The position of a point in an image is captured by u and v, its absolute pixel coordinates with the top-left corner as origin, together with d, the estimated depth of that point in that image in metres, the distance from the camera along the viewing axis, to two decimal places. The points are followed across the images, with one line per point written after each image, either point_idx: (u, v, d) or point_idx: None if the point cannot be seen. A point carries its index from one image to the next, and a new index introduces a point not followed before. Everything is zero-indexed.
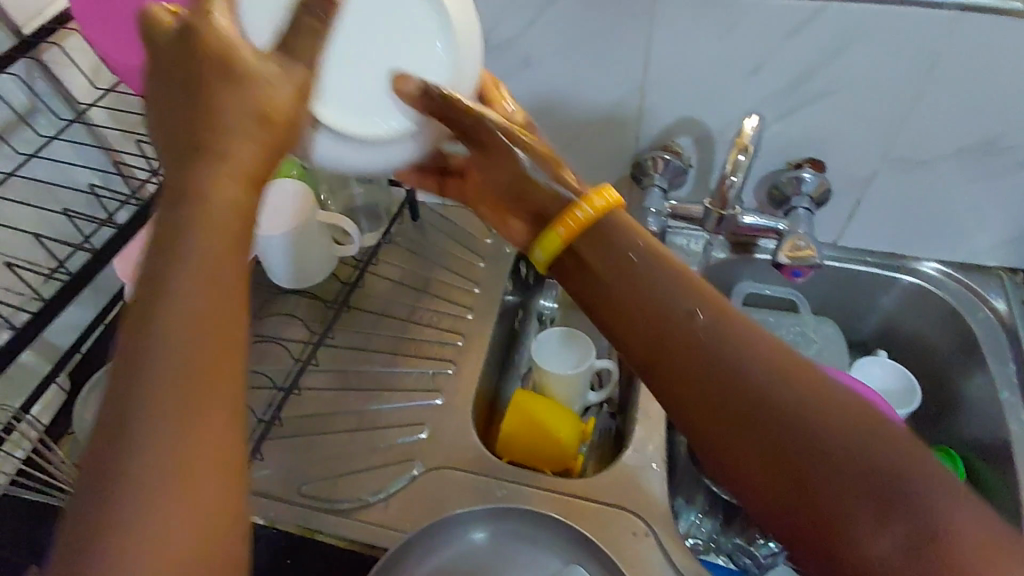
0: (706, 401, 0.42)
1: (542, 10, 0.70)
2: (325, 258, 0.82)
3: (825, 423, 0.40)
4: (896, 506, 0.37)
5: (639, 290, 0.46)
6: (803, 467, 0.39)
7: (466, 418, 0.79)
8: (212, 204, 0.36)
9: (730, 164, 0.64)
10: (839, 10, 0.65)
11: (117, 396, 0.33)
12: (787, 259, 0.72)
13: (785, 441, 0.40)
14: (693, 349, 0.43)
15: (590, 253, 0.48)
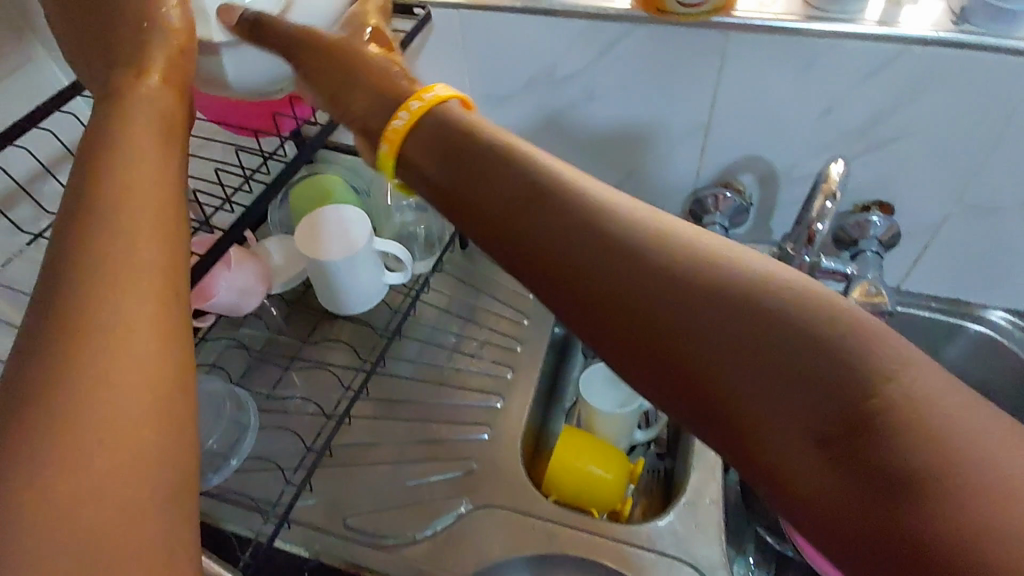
0: (604, 309, 0.36)
1: (610, 45, 0.69)
2: (376, 287, 0.81)
3: (739, 315, 0.33)
4: (830, 404, 0.31)
5: (515, 183, 0.42)
6: (716, 365, 0.33)
7: (515, 454, 0.77)
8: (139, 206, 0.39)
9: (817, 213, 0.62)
10: (921, 53, 0.63)
11: (35, 378, 0.31)
12: (860, 301, 0.70)
13: (692, 339, 0.34)
14: (585, 245, 0.38)
15: (454, 158, 0.45)
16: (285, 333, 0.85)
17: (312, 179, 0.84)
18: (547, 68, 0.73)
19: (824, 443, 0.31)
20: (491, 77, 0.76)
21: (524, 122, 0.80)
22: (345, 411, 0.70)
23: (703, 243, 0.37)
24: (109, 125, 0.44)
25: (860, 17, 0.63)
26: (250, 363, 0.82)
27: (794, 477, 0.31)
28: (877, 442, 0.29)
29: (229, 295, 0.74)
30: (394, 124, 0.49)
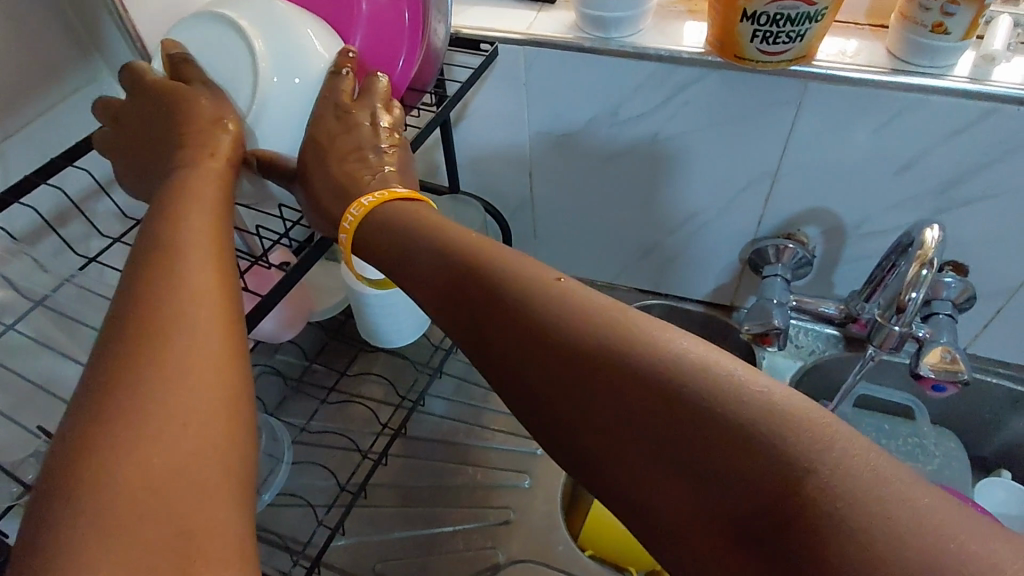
0: (544, 403, 0.38)
1: (681, 88, 0.67)
2: (419, 319, 0.79)
3: (657, 413, 0.34)
4: (748, 499, 0.31)
5: (461, 267, 0.43)
6: (643, 469, 0.34)
7: (555, 503, 0.74)
8: (180, 250, 0.40)
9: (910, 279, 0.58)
10: (1015, 112, 0.60)
11: (91, 421, 0.31)
12: (930, 369, 0.65)
13: (620, 445, 0.35)
14: (514, 337, 0.39)
15: (399, 255, 0.46)
16: (321, 364, 0.83)
17: None
18: (612, 107, 0.71)
19: (752, 539, 0.31)
20: (552, 115, 0.74)
21: (583, 162, 0.78)
22: (384, 451, 0.67)
23: (625, 318, 0.37)
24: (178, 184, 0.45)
25: (950, 72, 0.60)
26: (286, 393, 0.80)
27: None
28: (820, 545, 0.28)
29: (273, 323, 0.72)
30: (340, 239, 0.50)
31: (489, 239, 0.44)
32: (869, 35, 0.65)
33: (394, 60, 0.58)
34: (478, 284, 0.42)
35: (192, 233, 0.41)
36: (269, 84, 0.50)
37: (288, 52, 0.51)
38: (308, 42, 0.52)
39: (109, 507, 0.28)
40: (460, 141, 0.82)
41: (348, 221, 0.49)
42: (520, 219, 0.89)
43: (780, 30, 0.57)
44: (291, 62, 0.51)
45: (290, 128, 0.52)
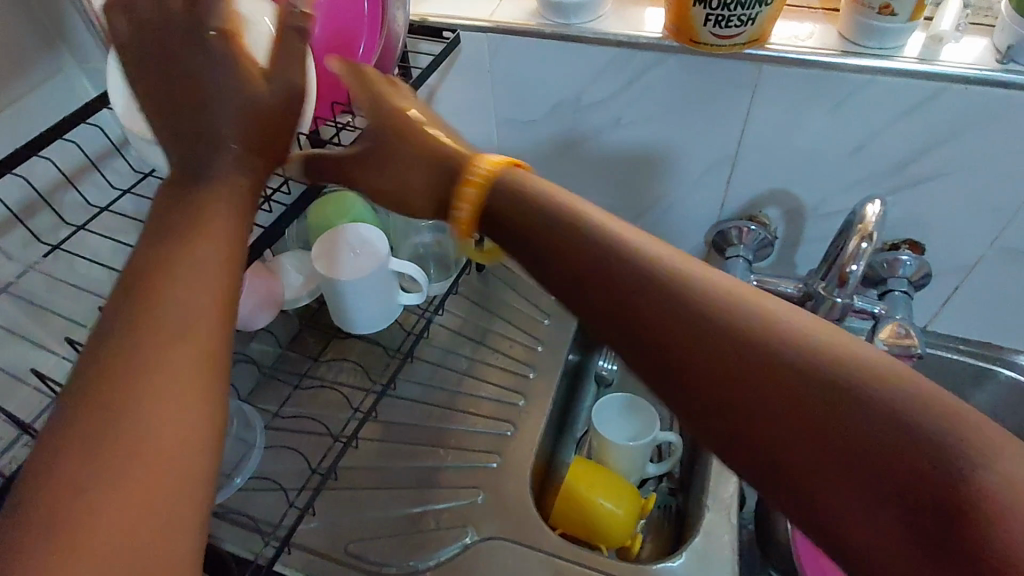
0: (658, 365, 0.38)
1: (641, 72, 0.68)
2: (391, 304, 0.80)
3: (794, 385, 0.33)
4: (871, 459, 0.31)
5: (571, 228, 0.43)
6: (742, 400, 0.35)
7: (524, 483, 0.76)
8: (211, 239, 0.41)
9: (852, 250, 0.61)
10: (961, 92, 0.61)
11: (85, 440, 0.31)
12: (884, 343, 0.67)
13: (704, 379, 0.36)
14: (622, 302, 0.39)
15: (512, 206, 0.46)
16: (294, 351, 0.84)
17: (334, 195, 0.85)
18: (576, 92, 0.72)
19: (899, 520, 0.30)
20: (518, 101, 0.75)
21: (549, 148, 0.79)
22: (354, 434, 0.68)
23: (741, 298, 0.37)
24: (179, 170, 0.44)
25: (898, 53, 0.62)
26: (259, 379, 0.81)
27: (875, 556, 0.30)
28: (950, 527, 0.29)
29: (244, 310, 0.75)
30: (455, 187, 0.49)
31: (588, 204, 0.44)
32: (822, 18, 0.66)
33: (356, 45, 0.59)
34: (576, 253, 0.42)
35: (222, 222, 0.42)
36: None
37: None
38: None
39: (63, 538, 0.29)
40: None
41: (472, 177, 0.49)
42: None
43: (732, 13, 0.58)
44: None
45: None
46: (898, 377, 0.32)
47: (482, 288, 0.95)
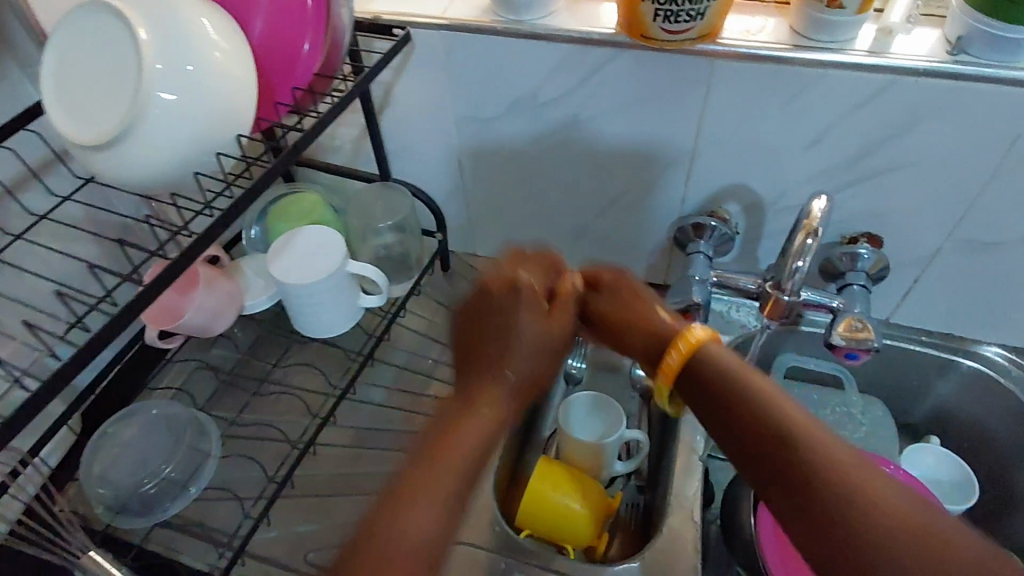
0: (783, 491, 0.49)
1: (595, 69, 0.67)
2: (351, 307, 0.79)
3: (876, 542, 0.44)
4: None
5: (772, 421, 0.51)
6: (817, 530, 0.47)
7: (485, 486, 0.75)
8: (499, 389, 0.66)
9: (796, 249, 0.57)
10: (912, 85, 0.61)
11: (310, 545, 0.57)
12: (842, 339, 0.67)
13: (797, 511, 0.48)
14: (777, 461, 0.49)
15: (709, 391, 0.55)
16: (253, 357, 0.83)
17: (292, 198, 0.85)
18: (531, 89, 0.71)
19: None
20: (474, 99, 0.74)
21: (509, 145, 0.78)
22: (311, 441, 0.68)
23: (875, 468, 0.48)
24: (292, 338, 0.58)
25: (849, 46, 0.61)
26: (216, 387, 0.80)
27: None
28: None
29: (198, 317, 0.75)
30: (666, 359, 0.58)
31: (783, 393, 0.53)
32: (775, 12, 0.66)
33: (300, 42, 0.57)
34: (747, 414, 0.52)
35: (503, 388, 0.66)
36: (149, 105, 0.50)
37: (169, 44, 0.50)
38: (205, 59, 0.51)
39: None
40: (386, 127, 0.81)
41: (668, 360, 0.57)
42: (454, 206, 0.89)
43: (679, 8, 0.58)
44: (179, 78, 0.50)
45: (183, 121, 0.51)
46: (949, 542, 0.44)
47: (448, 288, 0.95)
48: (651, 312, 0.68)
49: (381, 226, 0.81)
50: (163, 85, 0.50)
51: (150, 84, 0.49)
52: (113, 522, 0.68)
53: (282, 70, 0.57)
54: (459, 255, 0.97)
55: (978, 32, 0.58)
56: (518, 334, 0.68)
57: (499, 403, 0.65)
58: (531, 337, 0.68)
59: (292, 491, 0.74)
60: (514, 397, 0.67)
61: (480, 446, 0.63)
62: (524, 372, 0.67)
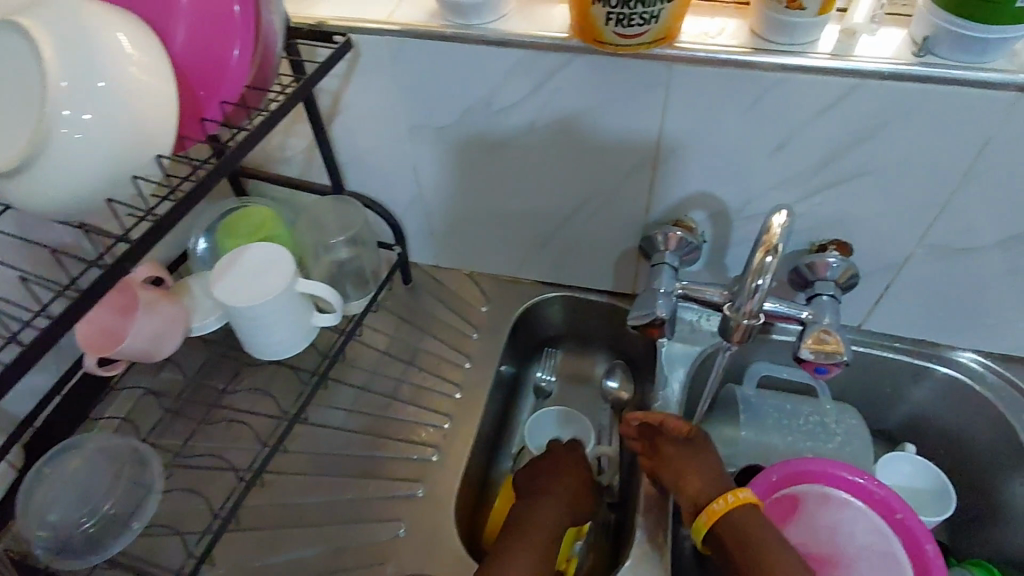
0: None
1: (549, 75, 0.64)
2: (305, 326, 0.75)
3: None
4: None
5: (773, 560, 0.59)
6: None
7: (446, 513, 0.72)
8: (564, 492, 0.71)
9: (753, 268, 0.50)
10: (877, 88, 0.58)
11: None
12: (810, 352, 0.65)
13: None
14: None
15: (741, 540, 0.60)
16: (201, 381, 0.79)
17: (239, 212, 0.80)
18: (485, 97, 0.68)
19: None
20: (426, 108, 0.71)
21: (467, 154, 0.75)
22: (258, 470, 0.66)
23: None
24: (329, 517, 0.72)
25: (811, 49, 0.59)
26: (161, 415, 0.76)
27: None
28: None
29: (138, 343, 0.70)
30: (713, 504, 0.62)
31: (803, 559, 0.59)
32: (734, 14, 0.63)
33: (229, 50, 0.54)
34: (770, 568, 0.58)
35: (561, 492, 0.71)
36: (54, 125, 0.46)
37: (77, 60, 0.47)
38: (117, 73, 0.48)
39: None
40: (337, 137, 0.77)
41: (716, 505, 0.62)
42: (413, 216, 0.86)
43: (632, 11, 0.55)
44: (88, 94, 0.47)
45: (95, 143, 0.48)
46: None
47: (410, 301, 0.91)
48: (694, 460, 0.66)
49: (335, 241, 0.79)
50: (70, 103, 0.47)
51: (55, 102, 0.46)
52: (52, 565, 0.62)
53: (210, 81, 0.55)
54: (421, 267, 0.93)
55: (944, 32, 0.55)
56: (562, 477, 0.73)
57: (558, 514, 0.69)
58: (578, 476, 0.74)
59: (238, 524, 0.71)
60: (564, 502, 0.70)
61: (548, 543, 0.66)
62: (564, 495, 0.71)
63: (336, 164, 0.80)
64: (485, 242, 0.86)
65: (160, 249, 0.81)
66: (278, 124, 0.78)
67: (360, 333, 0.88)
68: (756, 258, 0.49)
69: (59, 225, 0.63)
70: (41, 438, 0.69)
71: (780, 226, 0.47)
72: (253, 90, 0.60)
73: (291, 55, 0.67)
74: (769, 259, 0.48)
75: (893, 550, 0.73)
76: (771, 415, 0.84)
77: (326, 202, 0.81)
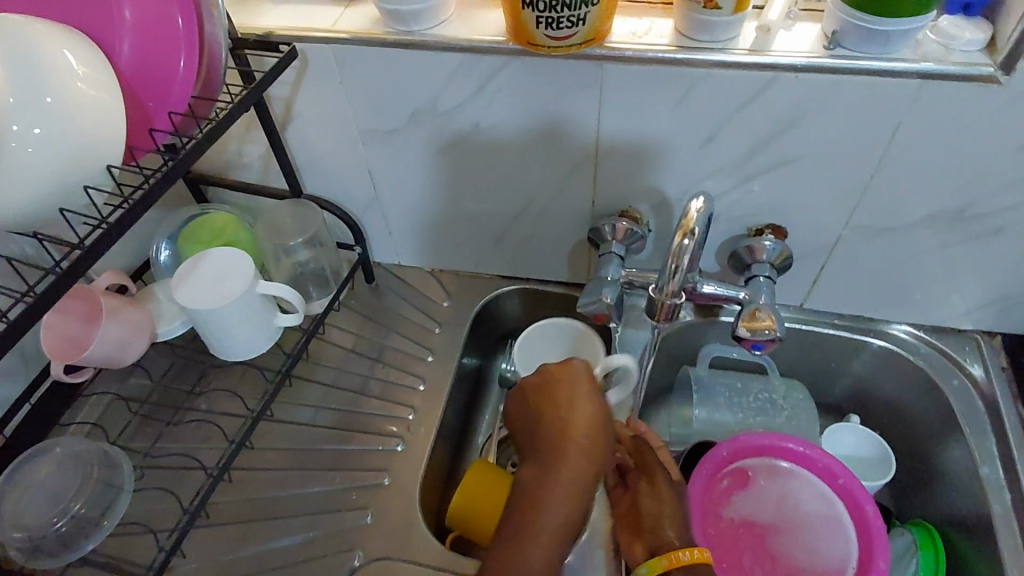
0: None
1: (489, 77, 0.67)
2: (269, 327, 0.78)
3: None
4: None
5: None
6: None
7: (411, 500, 0.75)
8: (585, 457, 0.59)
9: (673, 251, 0.54)
10: (792, 81, 0.62)
11: None
12: (746, 331, 0.69)
13: None
14: None
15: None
16: (170, 385, 0.81)
17: (201, 219, 0.83)
18: (431, 99, 0.71)
19: None
20: (375, 112, 0.74)
21: (418, 155, 0.78)
22: (223, 466, 0.68)
23: None
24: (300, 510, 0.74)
25: (731, 45, 0.62)
26: (130, 419, 0.78)
27: None
28: None
29: (103, 348, 0.72)
30: (680, 554, 0.62)
31: None
32: (661, 14, 0.66)
33: (175, 62, 0.58)
34: None
35: (582, 448, 0.59)
36: (5, 140, 0.49)
37: (27, 77, 0.50)
38: (65, 90, 0.51)
39: None
40: (292, 142, 0.80)
41: (684, 554, 0.62)
42: (371, 216, 0.89)
43: (559, 15, 0.58)
44: (37, 111, 0.50)
45: (46, 155, 0.50)
46: None
47: (374, 299, 0.94)
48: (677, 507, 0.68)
49: (294, 243, 0.82)
50: (20, 119, 0.49)
51: (4, 119, 0.49)
52: (26, 565, 0.64)
53: (159, 94, 0.59)
54: (383, 265, 0.96)
55: (851, 27, 0.59)
56: (581, 420, 0.61)
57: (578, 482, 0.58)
58: (594, 414, 0.61)
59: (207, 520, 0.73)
60: (584, 460, 0.59)
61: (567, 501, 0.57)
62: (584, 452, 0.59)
63: (293, 168, 0.83)
64: (443, 238, 0.89)
65: (123, 258, 0.83)
66: (234, 131, 0.80)
67: (325, 332, 0.90)
68: (675, 241, 0.53)
69: (18, 237, 0.65)
70: (11, 445, 0.71)
71: (698, 209, 0.52)
72: (201, 100, 0.63)
73: (240, 65, 0.69)
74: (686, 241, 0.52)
75: (835, 513, 0.77)
76: (722, 394, 0.88)
77: (285, 206, 0.83)
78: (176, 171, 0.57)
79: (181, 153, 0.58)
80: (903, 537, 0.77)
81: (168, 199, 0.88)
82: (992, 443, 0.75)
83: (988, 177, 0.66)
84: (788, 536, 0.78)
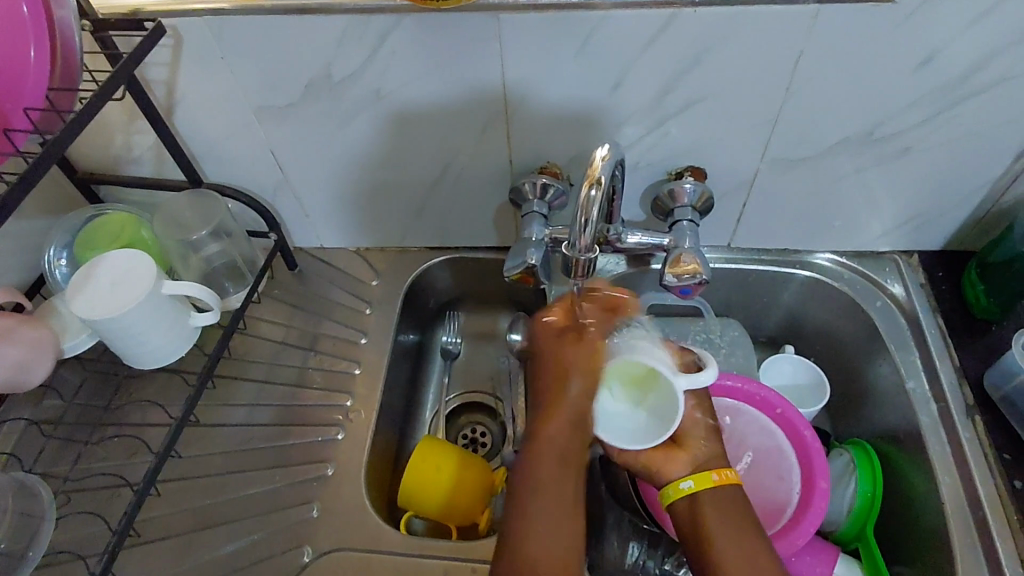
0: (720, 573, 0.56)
1: (383, 38, 0.63)
2: (185, 331, 0.74)
3: None
4: None
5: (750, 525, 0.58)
6: None
7: (360, 485, 0.74)
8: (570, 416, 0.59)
9: (581, 204, 0.53)
10: (691, 16, 0.60)
11: None
12: (673, 278, 0.69)
13: None
14: (747, 556, 0.56)
15: (728, 508, 0.58)
16: (85, 402, 0.77)
17: (96, 224, 0.77)
18: (324, 69, 0.67)
19: None
20: (267, 89, 0.69)
21: (320, 128, 0.73)
22: (148, 480, 0.64)
23: None
24: (245, 514, 0.71)
25: None
26: (45, 445, 0.73)
27: None
28: None
29: (2, 374, 0.66)
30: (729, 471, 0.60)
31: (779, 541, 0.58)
32: None
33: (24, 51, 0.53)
34: (746, 536, 0.57)
35: (571, 409, 0.59)
36: None
37: None
38: None
39: None
40: (183, 129, 0.74)
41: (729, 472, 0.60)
42: (283, 200, 0.84)
43: None
44: None
45: None
46: None
47: (298, 287, 0.90)
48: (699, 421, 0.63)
49: (199, 237, 0.77)
50: None
51: None
52: None
53: (11, 89, 0.54)
54: (304, 250, 0.92)
55: None
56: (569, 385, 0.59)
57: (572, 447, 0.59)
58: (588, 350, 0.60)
59: (141, 537, 0.70)
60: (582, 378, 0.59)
61: (565, 451, 0.58)
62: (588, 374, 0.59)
63: (188, 156, 0.77)
64: (362, 214, 0.85)
65: (13, 273, 0.76)
66: (117, 123, 0.73)
67: (250, 326, 0.86)
68: (582, 192, 0.52)
69: None
70: None
71: (602, 158, 0.51)
72: (59, 92, 0.58)
73: (106, 49, 0.64)
74: (593, 191, 0.52)
75: (777, 443, 0.78)
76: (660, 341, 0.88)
77: (185, 198, 0.78)
78: (33, 175, 0.51)
79: (41, 150, 0.53)
80: (842, 456, 0.80)
81: (54, 206, 0.81)
82: (915, 357, 0.79)
83: (891, 99, 0.67)
84: (769, 466, 0.78)
